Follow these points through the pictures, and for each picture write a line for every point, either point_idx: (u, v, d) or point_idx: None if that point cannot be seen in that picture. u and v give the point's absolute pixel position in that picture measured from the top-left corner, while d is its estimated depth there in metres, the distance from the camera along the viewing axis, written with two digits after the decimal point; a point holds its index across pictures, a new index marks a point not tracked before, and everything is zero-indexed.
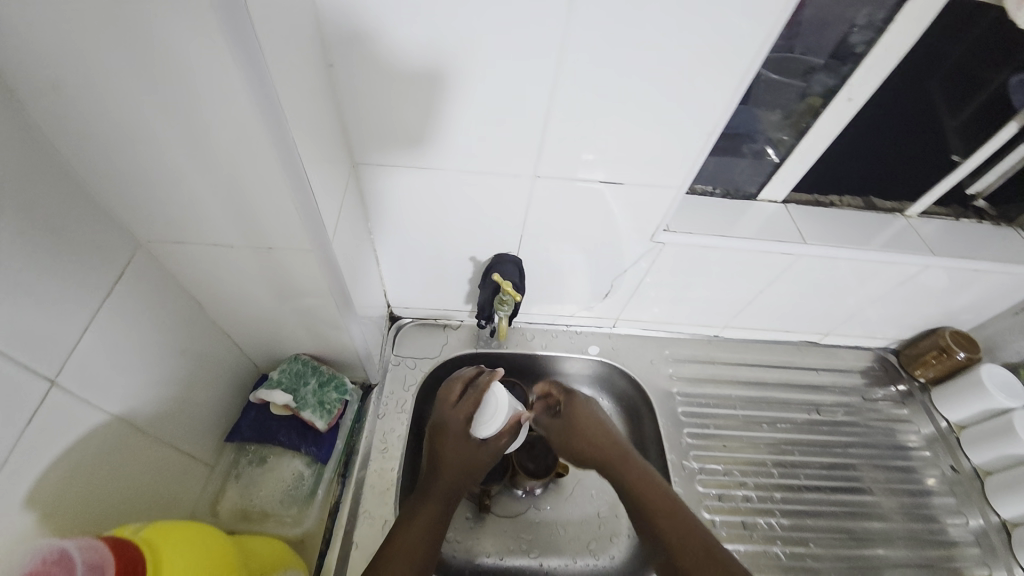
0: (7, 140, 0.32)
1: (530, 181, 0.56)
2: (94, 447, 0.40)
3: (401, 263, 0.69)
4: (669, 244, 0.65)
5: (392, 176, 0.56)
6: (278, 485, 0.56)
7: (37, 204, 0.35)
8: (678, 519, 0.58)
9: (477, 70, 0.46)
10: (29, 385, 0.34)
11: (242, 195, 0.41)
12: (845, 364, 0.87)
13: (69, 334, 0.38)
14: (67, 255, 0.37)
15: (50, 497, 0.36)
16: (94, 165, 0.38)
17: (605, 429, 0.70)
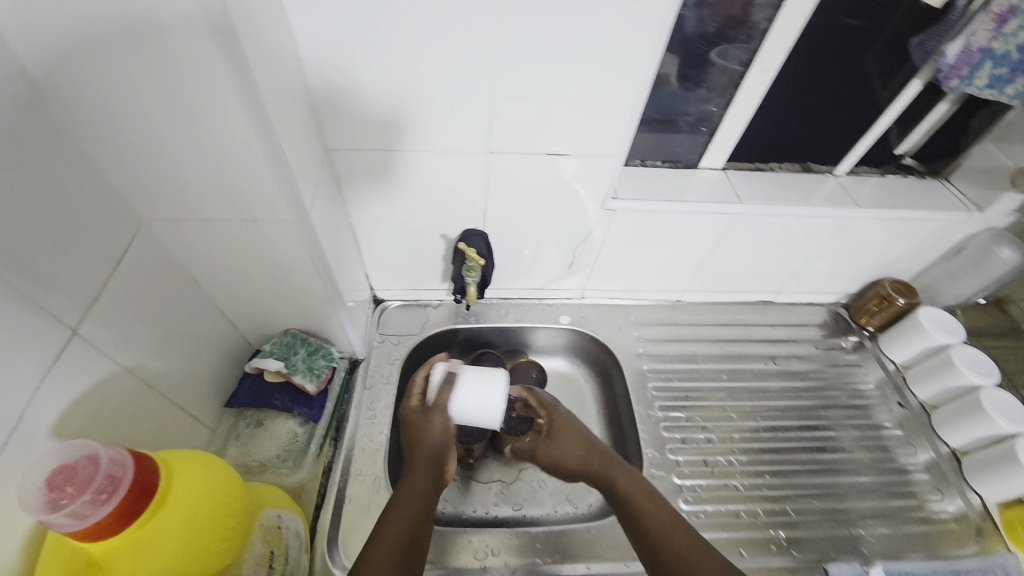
0: (31, 121, 0.39)
1: (486, 157, 0.63)
2: (105, 394, 0.47)
3: (380, 246, 0.76)
4: (619, 210, 0.72)
5: (361, 163, 0.63)
6: (273, 443, 0.61)
7: (53, 178, 0.41)
8: (661, 517, 0.55)
9: (426, 57, 0.53)
10: (54, 331, 0.41)
11: (228, 174, 0.47)
12: (799, 319, 0.94)
13: (82, 292, 0.44)
14: (76, 223, 0.43)
15: (72, 431, 0.43)
16: (102, 147, 0.44)
17: (584, 435, 0.65)
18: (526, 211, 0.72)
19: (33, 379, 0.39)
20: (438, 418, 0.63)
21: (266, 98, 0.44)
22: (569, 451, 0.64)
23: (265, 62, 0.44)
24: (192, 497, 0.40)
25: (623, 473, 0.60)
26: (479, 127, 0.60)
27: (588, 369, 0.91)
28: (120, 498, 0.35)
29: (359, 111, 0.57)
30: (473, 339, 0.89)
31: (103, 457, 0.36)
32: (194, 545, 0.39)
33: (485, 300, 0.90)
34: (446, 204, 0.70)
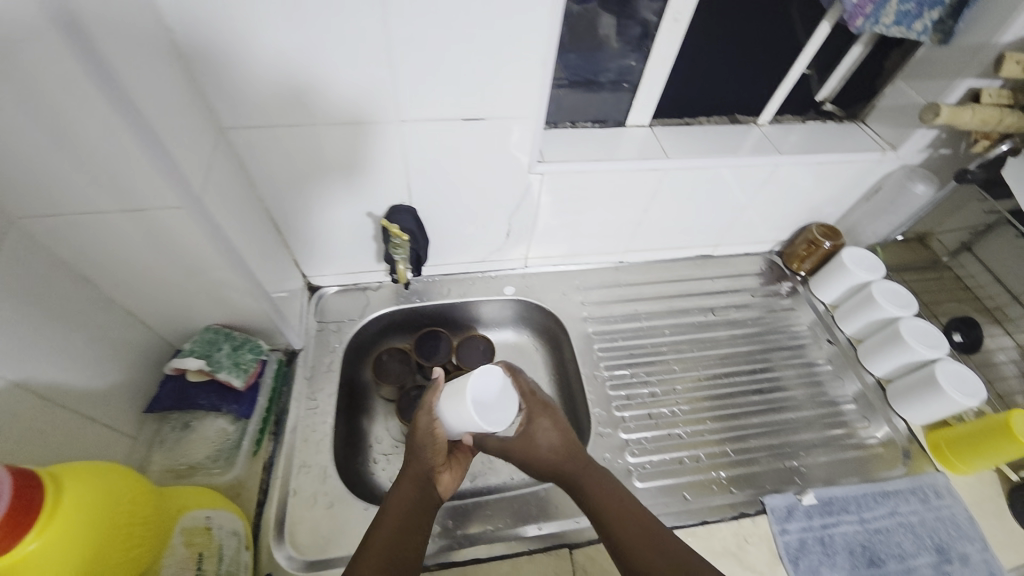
0: None
1: (396, 126, 0.60)
2: None
3: (305, 231, 0.73)
4: (546, 173, 0.71)
5: (261, 141, 0.59)
6: (203, 444, 0.59)
7: None
8: (633, 522, 0.57)
9: (309, 19, 0.49)
10: None
11: (101, 162, 0.43)
12: (736, 270, 0.97)
13: None
14: None
15: None
16: None
17: (565, 438, 0.63)
18: (454, 180, 0.70)
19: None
20: (422, 419, 0.62)
21: (115, 63, 0.39)
22: (547, 452, 0.62)
23: (112, 25, 0.39)
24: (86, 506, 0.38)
25: (593, 481, 0.61)
26: (382, 94, 0.56)
27: (537, 337, 0.91)
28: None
29: (248, 86, 0.53)
30: (417, 318, 0.87)
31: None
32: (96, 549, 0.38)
33: (427, 278, 0.88)
34: (367, 180, 0.67)
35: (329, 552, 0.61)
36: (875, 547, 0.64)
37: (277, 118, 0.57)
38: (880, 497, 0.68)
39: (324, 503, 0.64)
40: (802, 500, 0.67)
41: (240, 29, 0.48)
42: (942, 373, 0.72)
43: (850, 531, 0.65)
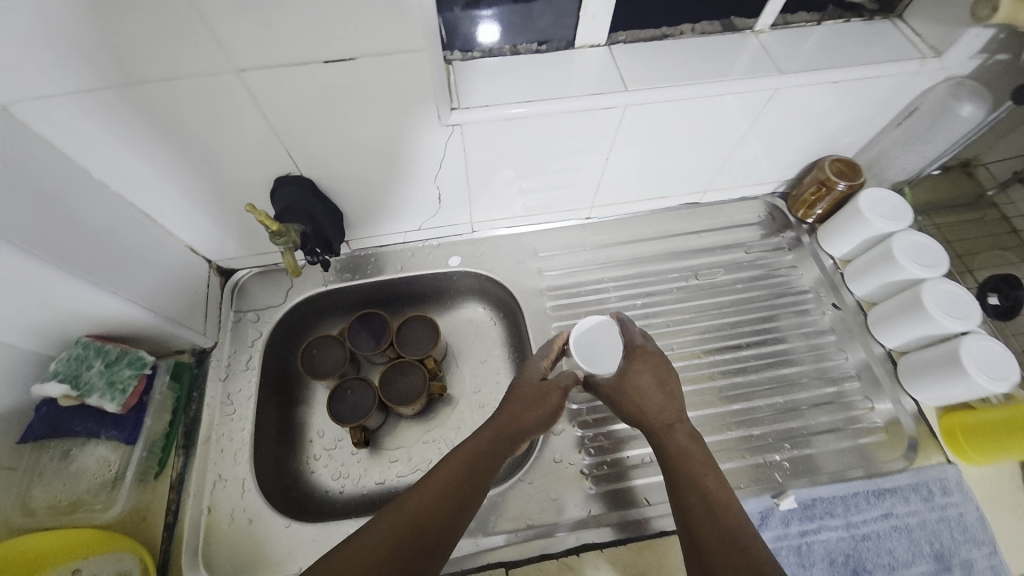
0: None
1: (238, 78, 0.46)
2: None
3: (189, 215, 0.60)
4: (466, 123, 0.55)
5: (66, 113, 0.45)
6: (86, 475, 0.54)
7: None
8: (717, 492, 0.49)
9: None
10: None
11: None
12: (729, 220, 0.81)
13: None
14: None
15: None
16: None
17: (662, 392, 0.57)
18: (353, 140, 0.55)
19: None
20: (556, 394, 0.60)
21: None
22: (637, 400, 0.58)
23: None
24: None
25: (682, 440, 0.54)
26: (198, 38, 0.42)
27: (494, 311, 0.80)
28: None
29: (1, 47, 0.39)
30: (352, 299, 0.77)
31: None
32: None
33: (359, 252, 0.76)
34: (241, 146, 0.53)
35: None
36: (861, 556, 0.57)
37: (70, 84, 0.43)
38: (874, 496, 0.60)
39: (243, 520, 0.58)
40: (780, 505, 0.59)
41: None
42: (967, 351, 0.59)
43: (833, 538, 0.58)
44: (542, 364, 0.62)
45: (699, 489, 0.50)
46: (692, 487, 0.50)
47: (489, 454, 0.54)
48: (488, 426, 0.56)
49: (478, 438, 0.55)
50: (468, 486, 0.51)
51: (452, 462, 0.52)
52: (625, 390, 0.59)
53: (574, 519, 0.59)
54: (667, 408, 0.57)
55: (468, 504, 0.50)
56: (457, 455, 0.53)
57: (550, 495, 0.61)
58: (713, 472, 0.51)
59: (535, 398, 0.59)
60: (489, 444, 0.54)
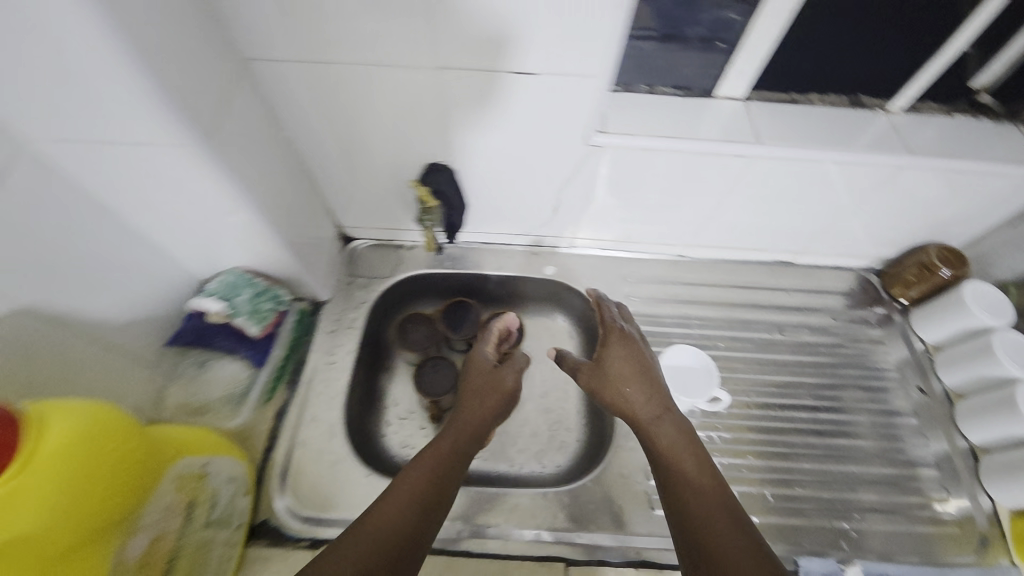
0: None
1: (435, 72, 0.53)
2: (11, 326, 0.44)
3: (342, 182, 0.69)
4: (608, 146, 0.61)
5: (288, 77, 0.54)
6: (216, 385, 0.61)
7: None
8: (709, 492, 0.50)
9: None
10: None
11: (91, 93, 0.40)
12: (820, 285, 0.83)
13: None
14: None
15: None
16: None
17: (642, 381, 0.59)
18: (502, 143, 0.62)
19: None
20: (509, 376, 0.67)
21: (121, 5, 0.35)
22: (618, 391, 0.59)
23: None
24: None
25: (668, 434, 0.55)
26: (413, 38, 0.50)
27: (573, 324, 0.84)
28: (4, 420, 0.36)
29: (265, 18, 0.48)
30: (449, 285, 0.82)
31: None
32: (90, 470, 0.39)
33: (464, 245, 0.82)
34: (407, 132, 0.61)
35: (328, 511, 0.59)
36: None
37: (306, 52, 0.51)
38: None
39: (329, 462, 0.63)
40: (846, 570, 0.60)
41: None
42: None
43: None
44: (482, 352, 0.69)
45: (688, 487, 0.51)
46: (684, 494, 0.51)
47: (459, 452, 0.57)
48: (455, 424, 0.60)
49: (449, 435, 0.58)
50: (439, 487, 0.53)
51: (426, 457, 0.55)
52: (607, 380, 0.60)
53: (627, 531, 0.64)
54: (652, 398, 0.58)
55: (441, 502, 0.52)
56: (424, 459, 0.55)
57: (608, 502, 0.66)
58: (701, 466, 0.52)
59: (487, 387, 0.65)
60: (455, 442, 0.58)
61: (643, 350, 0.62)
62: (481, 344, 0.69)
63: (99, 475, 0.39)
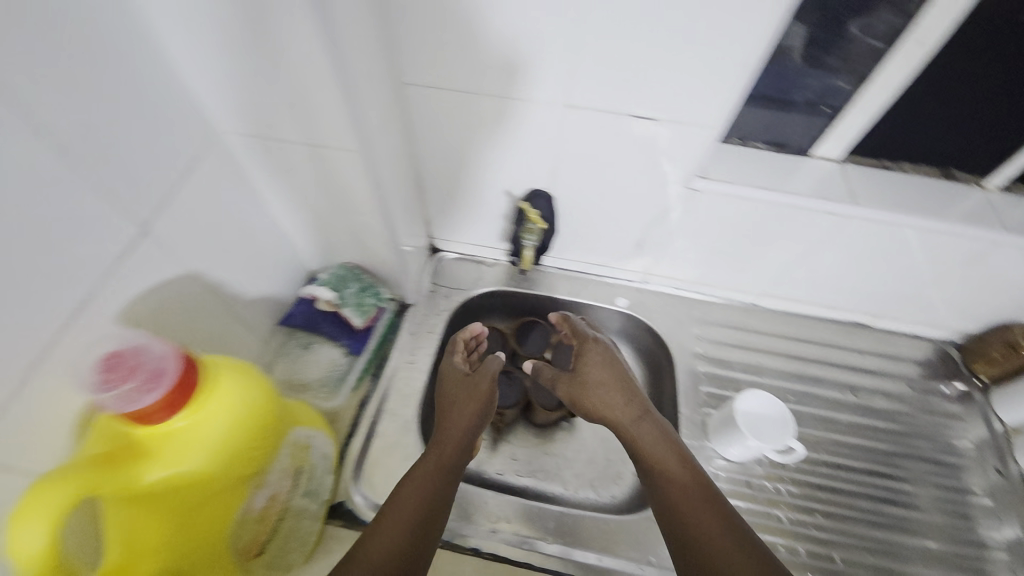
0: (125, 51, 0.40)
1: (561, 109, 0.58)
2: (180, 288, 0.49)
3: (446, 198, 0.75)
4: (707, 191, 0.64)
5: (427, 102, 0.60)
6: (316, 367, 0.65)
7: (141, 108, 0.42)
8: (694, 489, 0.54)
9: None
10: (136, 228, 0.43)
11: (286, 100, 0.47)
12: (896, 350, 0.82)
13: (171, 193, 0.46)
14: (152, 144, 0.44)
15: (145, 317, 0.46)
16: (202, 78, 0.46)
17: (622, 387, 0.64)
18: (604, 178, 0.66)
19: (102, 260, 0.40)
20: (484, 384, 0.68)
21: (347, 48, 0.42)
22: (599, 396, 0.65)
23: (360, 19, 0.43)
24: (30, 547, 0.30)
25: (649, 434, 0.60)
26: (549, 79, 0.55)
27: (636, 358, 0.86)
28: (171, 377, 0.36)
29: (425, 51, 0.54)
30: (523, 304, 0.86)
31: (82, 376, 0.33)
32: (235, 439, 0.40)
33: (542, 268, 0.86)
34: (519, 159, 0.66)
35: None
36: None
37: (453, 80, 0.57)
38: None
39: (400, 455, 0.64)
40: None
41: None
42: None
43: None
44: (455, 362, 0.69)
45: (673, 482, 0.55)
46: (674, 502, 0.54)
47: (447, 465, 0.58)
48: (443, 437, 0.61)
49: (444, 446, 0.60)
50: (436, 499, 0.54)
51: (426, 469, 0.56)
52: (590, 387, 0.65)
53: None
54: (630, 402, 0.63)
55: (439, 506, 0.55)
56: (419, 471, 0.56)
57: None
58: (683, 461, 0.57)
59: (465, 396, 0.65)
60: (451, 452, 0.59)
61: (617, 358, 0.68)
62: (454, 354, 0.69)
63: (239, 447, 0.40)
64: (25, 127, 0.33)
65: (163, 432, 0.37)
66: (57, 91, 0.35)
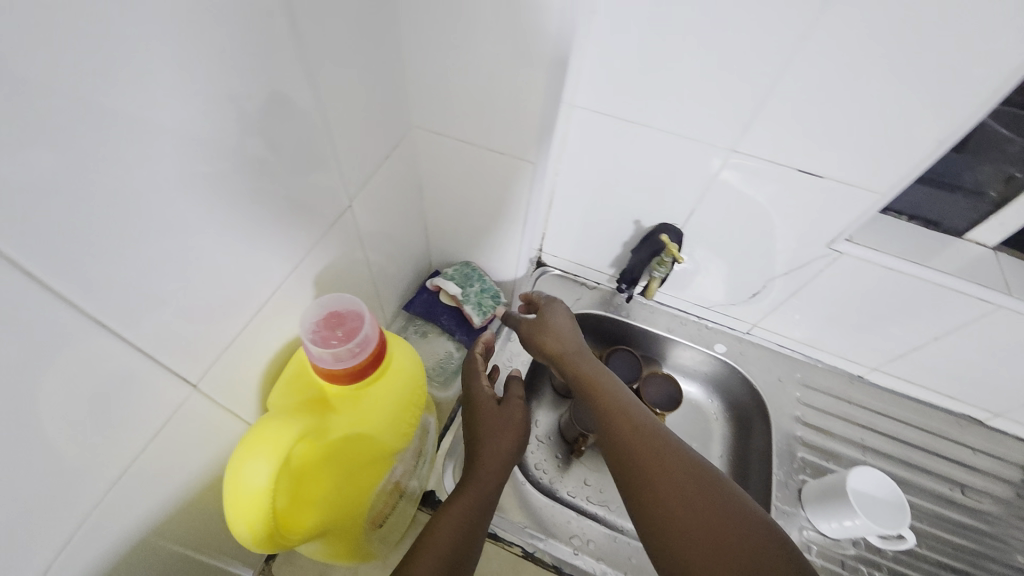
0: (367, 50, 0.45)
1: (724, 154, 0.59)
2: (347, 262, 0.54)
3: (569, 219, 0.76)
4: (849, 255, 0.63)
5: (587, 130, 0.62)
6: (431, 354, 0.70)
7: (366, 98, 0.48)
8: (638, 426, 0.55)
9: (697, 39, 0.50)
10: (336, 202, 0.48)
11: (485, 105, 0.53)
12: (1009, 454, 0.77)
13: (364, 177, 0.51)
14: (364, 131, 0.49)
15: (324, 283, 0.51)
16: (420, 76, 0.53)
17: (570, 328, 0.66)
18: (741, 226, 0.67)
19: (312, 225, 0.46)
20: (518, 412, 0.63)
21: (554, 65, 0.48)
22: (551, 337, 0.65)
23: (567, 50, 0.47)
24: (256, 489, 0.32)
25: (591, 371, 0.61)
26: (718, 125, 0.56)
27: (723, 407, 0.85)
28: (370, 342, 0.38)
29: (603, 81, 0.56)
30: (618, 332, 0.87)
31: (306, 324, 0.37)
32: (401, 409, 0.43)
33: (643, 301, 0.87)
34: (660, 195, 0.67)
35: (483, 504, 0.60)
36: None
37: (622, 109, 0.58)
38: None
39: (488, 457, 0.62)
40: None
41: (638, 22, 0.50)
42: None
43: None
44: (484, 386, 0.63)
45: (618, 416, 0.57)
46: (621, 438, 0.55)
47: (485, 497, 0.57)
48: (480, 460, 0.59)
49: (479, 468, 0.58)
50: (473, 521, 0.53)
51: (466, 495, 0.54)
52: (543, 327, 0.66)
53: None
54: (574, 342, 0.65)
55: (478, 521, 0.54)
56: (461, 495, 0.54)
57: None
58: (625, 396, 0.59)
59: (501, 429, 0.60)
60: (494, 482, 0.57)
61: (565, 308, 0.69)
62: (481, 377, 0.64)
63: (396, 411, 0.42)
64: (294, 106, 0.39)
65: (342, 391, 0.39)
66: (319, 73, 0.40)
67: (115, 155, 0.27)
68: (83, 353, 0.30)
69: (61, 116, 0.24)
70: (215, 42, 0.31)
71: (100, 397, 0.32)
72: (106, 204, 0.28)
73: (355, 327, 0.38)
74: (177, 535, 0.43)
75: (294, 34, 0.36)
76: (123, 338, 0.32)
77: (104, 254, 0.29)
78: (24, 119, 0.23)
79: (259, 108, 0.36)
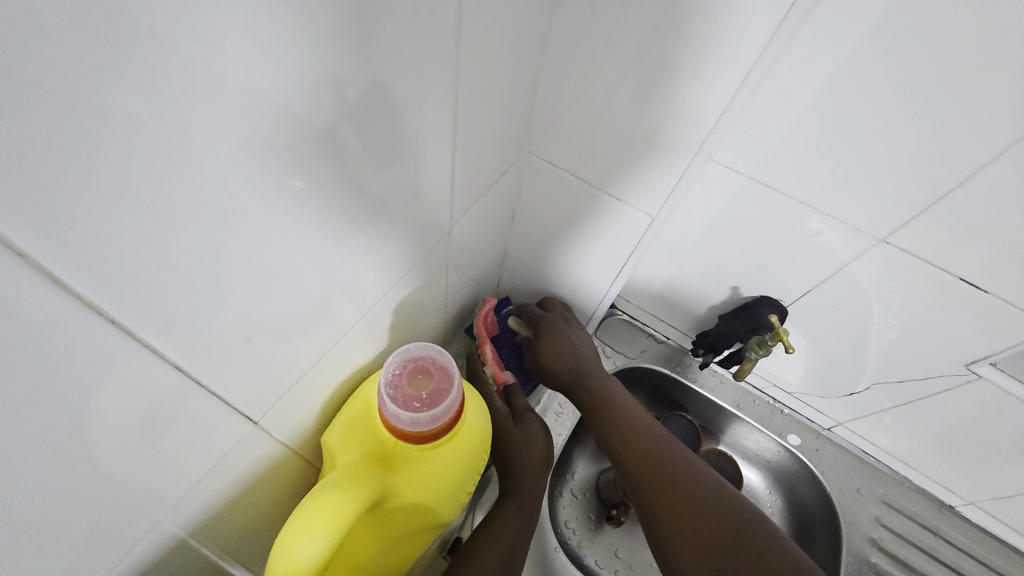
0: (506, 66, 0.40)
1: (868, 242, 0.51)
2: (427, 285, 0.50)
3: (658, 270, 0.69)
4: (987, 380, 0.54)
5: (711, 186, 0.55)
6: None
7: (491, 117, 0.43)
8: (647, 454, 0.55)
9: (878, 113, 0.43)
10: (433, 223, 0.44)
11: (611, 144, 0.48)
12: None
13: (466, 197, 0.47)
14: (479, 151, 0.44)
15: (402, 305, 0.47)
16: (548, 101, 0.48)
17: (582, 343, 0.63)
18: (860, 322, 0.58)
19: (404, 245, 0.42)
20: (534, 421, 0.59)
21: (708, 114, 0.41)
22: (559, 356, 0.62)
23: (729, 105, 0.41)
24: (304, 565, 0.28)
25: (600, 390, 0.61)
26: (872, 209, 0.49)
27: (782, 502, 0.76)
28: (449, 410, 0.36)
29: (745, 136, 0.49)
30: (679, 396, 0.80)
31: (387, 373, 0.35)
32: (462, 476, 0.37)
33: (714, 368, 0.79)
34: (772, 268, 0.60)
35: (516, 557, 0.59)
36: None
37: (759, 170, 0.51)
38: None
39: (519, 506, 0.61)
40: None
41: (812, 82, 0.43)
42: None
43: None
44: (496, 403, 0.60)
45: (628, 443, 0.56)
46: (628, 465, 0.55)
47: (513, 554, 0.51)
48: (516, 500, 0.54)
49: (511, 508, 0.54)
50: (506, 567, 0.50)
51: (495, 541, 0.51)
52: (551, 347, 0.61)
53: None
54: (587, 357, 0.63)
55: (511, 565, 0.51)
56: (492, 539, 0.51)
57: None
58: (636, 420, 0.58)
59: (527, 445, 0.57)
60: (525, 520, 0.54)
61: (570, 320, 0.65)
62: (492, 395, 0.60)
63: (458, 482, 0.37)
64: (422, 120, 0.35)
65: (407, 450, 0.35)
66: (450, 84, 0.35)
67: (231, 161, 0.23)
68: (143, 374, 0.26)
69: (168, 100, 0.19)
70: (364, 45, 0.26)
71: (149, 418, 0.28)
72: (201, 212, 0.23)
73: (438, 384, 0.37)
74: (214, 559, 0.40)
75: (437, 43, 0.31)
76: (190, 358, 0.28)
77: (194, 269, 0.25)
78: (134, 115, 0.19)
79: (380, 114, 0.31)
